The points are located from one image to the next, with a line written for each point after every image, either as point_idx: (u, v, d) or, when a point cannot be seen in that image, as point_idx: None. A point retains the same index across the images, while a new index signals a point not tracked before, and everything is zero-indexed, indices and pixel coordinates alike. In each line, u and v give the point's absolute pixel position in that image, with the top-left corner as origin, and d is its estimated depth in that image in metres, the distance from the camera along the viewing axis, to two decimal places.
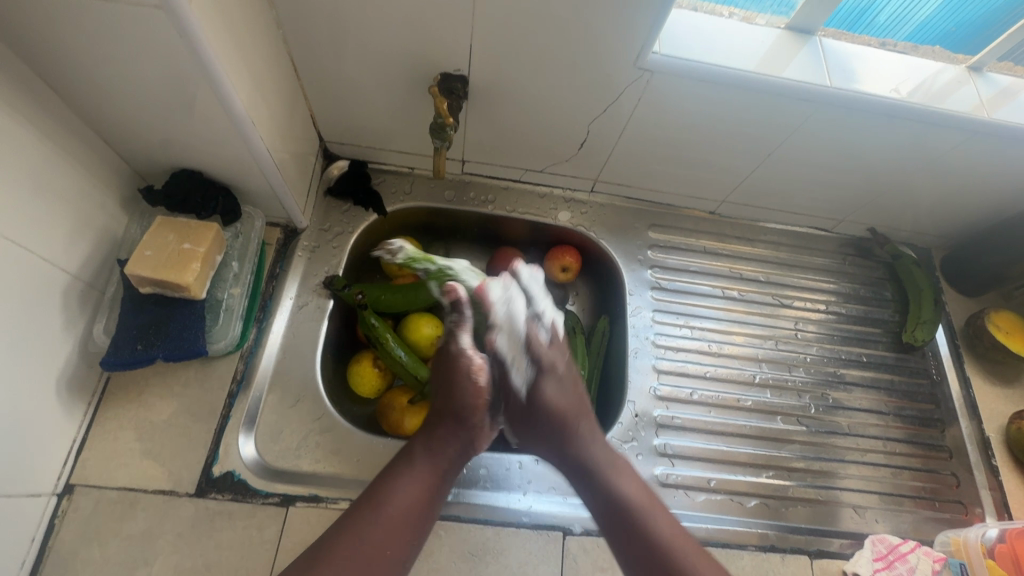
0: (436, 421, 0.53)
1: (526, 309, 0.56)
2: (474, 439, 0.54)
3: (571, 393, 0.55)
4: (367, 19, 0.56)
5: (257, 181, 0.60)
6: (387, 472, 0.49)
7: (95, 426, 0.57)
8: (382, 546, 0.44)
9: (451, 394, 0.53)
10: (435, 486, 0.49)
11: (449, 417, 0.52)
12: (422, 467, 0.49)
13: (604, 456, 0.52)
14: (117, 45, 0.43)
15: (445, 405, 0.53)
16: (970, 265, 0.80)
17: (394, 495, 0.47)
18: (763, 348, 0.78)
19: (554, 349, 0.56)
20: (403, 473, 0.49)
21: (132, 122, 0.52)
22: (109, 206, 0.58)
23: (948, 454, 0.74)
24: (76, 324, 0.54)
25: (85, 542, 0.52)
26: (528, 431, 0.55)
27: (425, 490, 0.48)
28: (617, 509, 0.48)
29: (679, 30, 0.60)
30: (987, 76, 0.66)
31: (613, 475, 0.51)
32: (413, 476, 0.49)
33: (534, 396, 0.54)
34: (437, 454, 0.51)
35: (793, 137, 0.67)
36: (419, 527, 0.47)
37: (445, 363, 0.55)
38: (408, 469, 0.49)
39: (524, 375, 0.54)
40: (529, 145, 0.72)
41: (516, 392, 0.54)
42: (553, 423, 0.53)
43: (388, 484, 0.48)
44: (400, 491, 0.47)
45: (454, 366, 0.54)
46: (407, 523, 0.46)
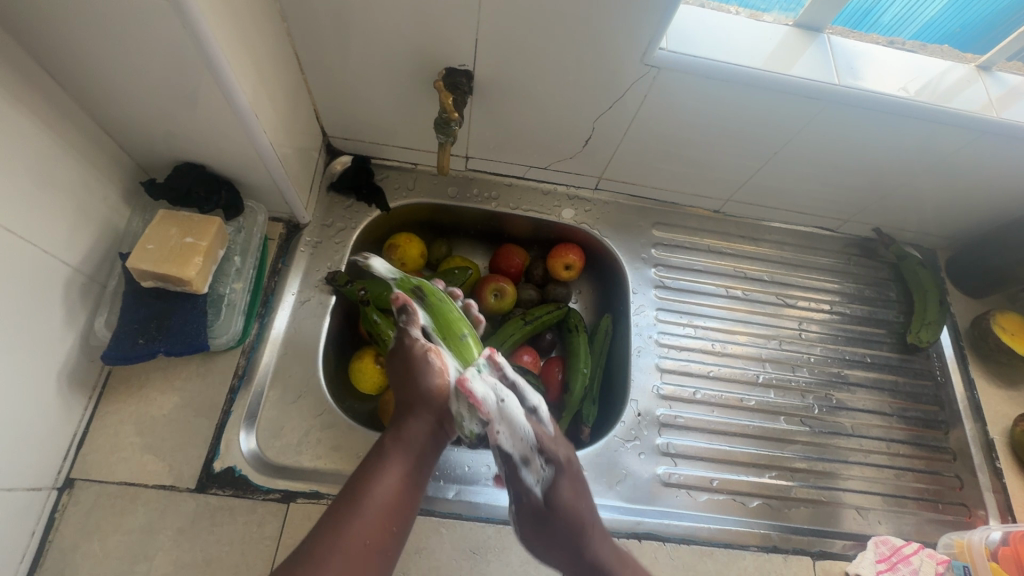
0: (402, 411, 0.55)
1: (521, 406, 0.58)
2: (444, 421, 0.55)
3: (575, 484, 0.56)
4: (372, 13, 0.55)
5: (260, 175, 0.60)
6: (362, 468, 0.49)
7: (96, 420, 0.57)
8: (364, 537, 0.44)
9: (416, 384, 0.56)
10: (410, 471, 0.50)
11: (410, 404, 0.55)
12: (394, 458, 0.50)
13: (609, 553, 0.54)
14: (119, 37, 0.43)
15: (410, 396, 0.55)
16: (976, 266, 0.80)
17: (372, 490, 0.47)
18: (766, 347, 0.78)
19: (558, 441, 0.58)
20: (377, 469, 0.49)
21: (135, 115, 0.52)
22: (111, 199, 0.57)
23: (952, 456, 0.74)
24: (77, 317, 0.53)
25: (86, 537, 0.52)
26: (542, 536, 0.54)
27: (403, 478, 0.49)
28: (597, 574, 0.52)
29: (686, 26, 0.59)
30: (996, 75, 0.65)
31: (597, 541, 0.54)
32: (385, 464, 0.50)
33: (551, 498, 0.54)
34: (408, 443, 0.52)
35: (799, 136, 0.66)
36: (398, 515, 0.47)
37: (400, 353, 0.60)
38: (381, 462, 0.50)
39: (541, 475, 0.55)
40: (533, 142, 0.72)
41: (533, 494, 0.55)
42: (568, 523, 0.53)
43: (363, 481, 0.48)
44: (376, 483, 0.48)
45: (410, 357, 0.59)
46: (384, 511, 0.47)
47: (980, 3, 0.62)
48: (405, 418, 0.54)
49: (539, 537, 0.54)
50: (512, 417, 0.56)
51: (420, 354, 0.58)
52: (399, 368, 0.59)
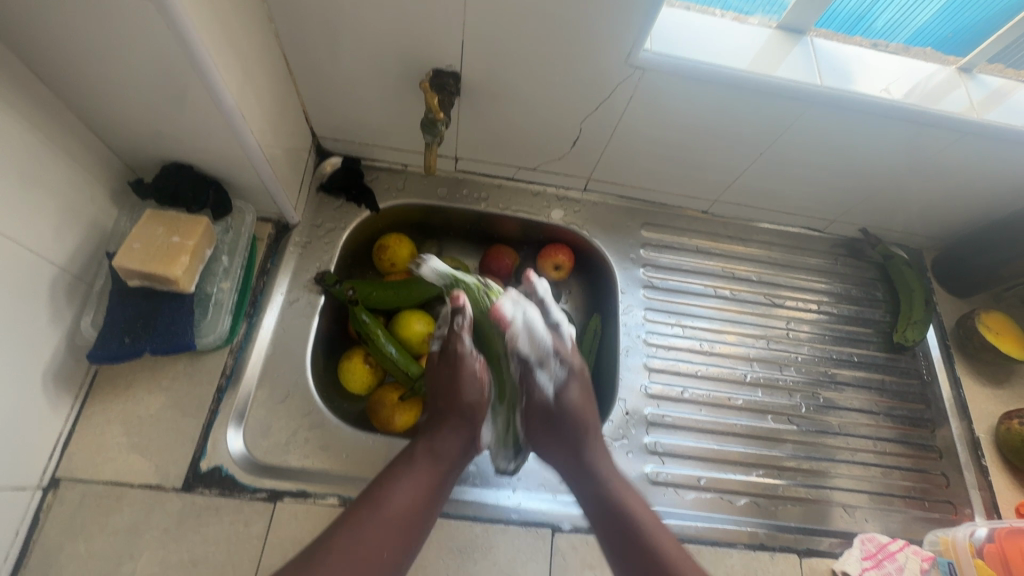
0: (438, 421, 0.56)
1: (543, 321, 0.61)
2: (473, 439, 0.57)
3: (580, 393, 0.60)
4: (359, 15, 0.56)
5: (248, 175, 0.60)
6: (390, 471, 0.51)
7: (82, 419, 0.57)
8: (380, 547, 0.46)
9: (456, 391, 0.57)
10: (436, 482, 0.52)
11: (451, 415, 0.56)
12: (423, 468, 0.52)
13: (611, 470, 0.56)
14: (105, 37, 0.43)
15: (447, 406, 0.57)
16: (962, 265, 0.81)
17: (396, 496, 0.49)
18: (755, 347, 0.78)
19: (573, 353, 0.62)
20: (406, 475, 0.51)
21: (123, 115, 0.52)
22: (99, 199, 0.57)
23: (938, 454, 0.74)
24: (63, 317, 0.53)
25: (70, 537, 0.52)
26: (546, 434, 0.59)
27: (427, 491, 0.51)
28: (613, 508, 0.52)
29: (671, 29, 0.60)
30: (977, 78, 0.66)
31: (605, 470, 0.56)
32: (413, 472, 0.51)
33: (557, 398, 0.59)
34: (438, 455, 0.53)
35: (785, 137, 0.67)
36: (418, 527, 0.49)
37: (448, 362, 0.59)
38: (409, 469, 0.51)
39: (551, 373, 0.60)
40: (522, 143, 0.72)
41: (544, 392, 0.60)
42: (571, 424, 0.58)
43: (388, 486, 0.49)
44: (403, 489, 0.50)
45: (459, 369, 0.58)
46: (407, 520, 0.48)
47: (970, 9, 0.62)
48: (439, 427, 0.56)
49: (542, 430, 0.59)
50: (537, 327, 0.59)
51: (467, 363, 0.58)
52: (444, 369, 0.59)
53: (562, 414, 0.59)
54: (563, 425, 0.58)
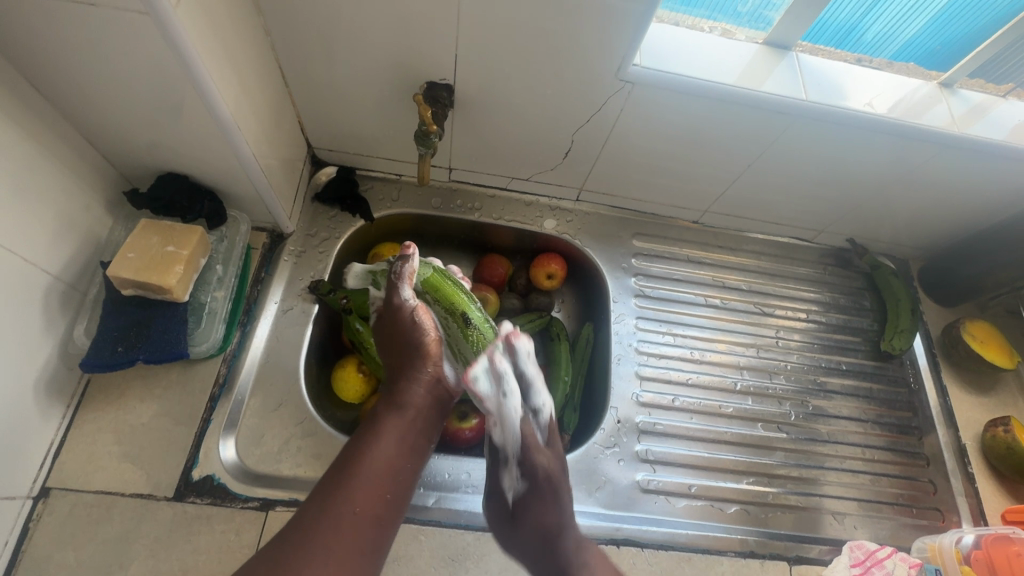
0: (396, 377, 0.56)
1: (522, 404, 0.60)
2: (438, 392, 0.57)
3: (552, 466, 0.59)
4: (355, 29, 0.57)
5: (243, 185, 0.61)
6: (359, 435, 0.50)
7: (73, 429, 0.57)
8: (360, 505, 0.44)
9: (410, 342, 0.57)
10: (404, 439, 0.51)
11: (409, 369, 0.56)
12: (390, 425, 0.51)
13: (572, 527, 0.56)
14: (103, 50, 0.44)
15: (405, 362, 0.57)
16: (947, 275, 0.82)
17: (368, 454, 0.48)
18: (745, 355, 0.79)
19: (546, 452, 0.60)
20: (375, 434, 0.50)
21: (119, 126, 0.53)
22: (94, 208, 0.58)
23: (926, 461, 0.75)
24: (56, 325, 0.54)
25: (59, 547, 0.52)
26: (507, 508, 0.58)
27: (398, 446, 0.50)
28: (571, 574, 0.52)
29: (660, 44, 0.62)
30: (959, 93, 0.68)
31: (570, 535, 0.55)
32: (381, 433, 0.50)
33: (519, 456, 0.58)
34: (403, 409, 0.53)
35: (772, 149, 0.68)
36: (395, 480, 0.48)
37: (393, 316, 0.58)
38: (377, 429, 0.51)
39: (507, 433, 0.59)
40: (515, 154, 0.73)
41: (505, 492, 0.59)
42: (530, 483, 0.57)
43: (358, 449, 0.48)
44: (371, 452, 0.48)
45: (399, 317, 0.58)
46: (380, 475, 0.47)
47: (958, 22, 0.64)
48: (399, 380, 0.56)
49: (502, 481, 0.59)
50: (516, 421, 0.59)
51: (408, 316, 0.58)
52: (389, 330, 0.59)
53: (528, 491, 0.57)
54: (526, 498, 0.57)
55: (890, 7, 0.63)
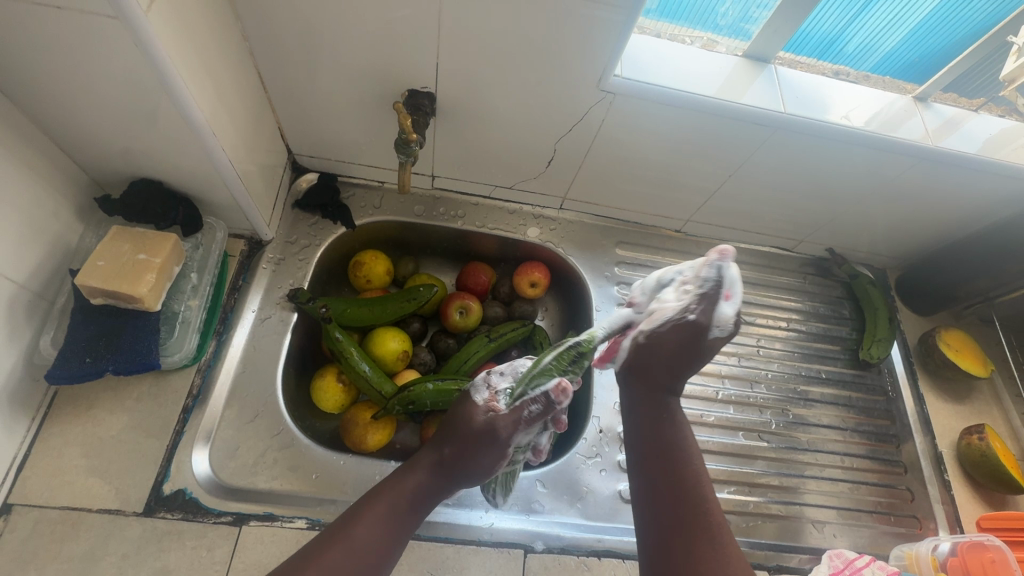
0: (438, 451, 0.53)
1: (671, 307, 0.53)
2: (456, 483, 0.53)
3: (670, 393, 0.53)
4: (334, 35, 0.57)
5: (219, 192, 0.60)
6: (365, 498, 0.50)
7: (38, 442, 0.55)
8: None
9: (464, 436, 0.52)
10: (405, 513, 0.50)
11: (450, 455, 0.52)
12: (393, 501, 0.50)
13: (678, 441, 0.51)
14: (72, 53, 0.43)
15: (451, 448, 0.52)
16: (923, 284, 0.83)
17: (361, 529, 0.47)
18: (727, 364, 0.79)
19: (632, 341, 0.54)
20: (373, 509, 0.49)
21: (90, 131, 0.52)
22: (63, 214, 0.56)
23: (904, 469, 0.76)
24: (22, 335, 0.52)
25: (20, 566, 0.50)
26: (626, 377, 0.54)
27: (392, 520, 0.49)
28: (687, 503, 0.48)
29: (641, 55, 0.62)
30: (933, 107, 0.69)
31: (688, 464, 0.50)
32: (387, 504, 0.49)
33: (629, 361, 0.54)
34: (416, 490, 0.51)
35: (752, 160, 0.69)
36: (376, 560, 0.47)
37: (464, 416, 0.53)
38: (380, 501, 0.49)
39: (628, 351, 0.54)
40: (498, 162, 0.73)
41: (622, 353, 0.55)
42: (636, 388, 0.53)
43: (355, 516, 0.48)
44: (369, 522, 0.48)
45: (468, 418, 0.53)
46: (370, 551, 0.46)
47: (936, 36, 0.65)
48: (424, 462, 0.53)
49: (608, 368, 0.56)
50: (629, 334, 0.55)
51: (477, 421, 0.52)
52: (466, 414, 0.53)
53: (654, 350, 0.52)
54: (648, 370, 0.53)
55: (871, 19, 0.63)
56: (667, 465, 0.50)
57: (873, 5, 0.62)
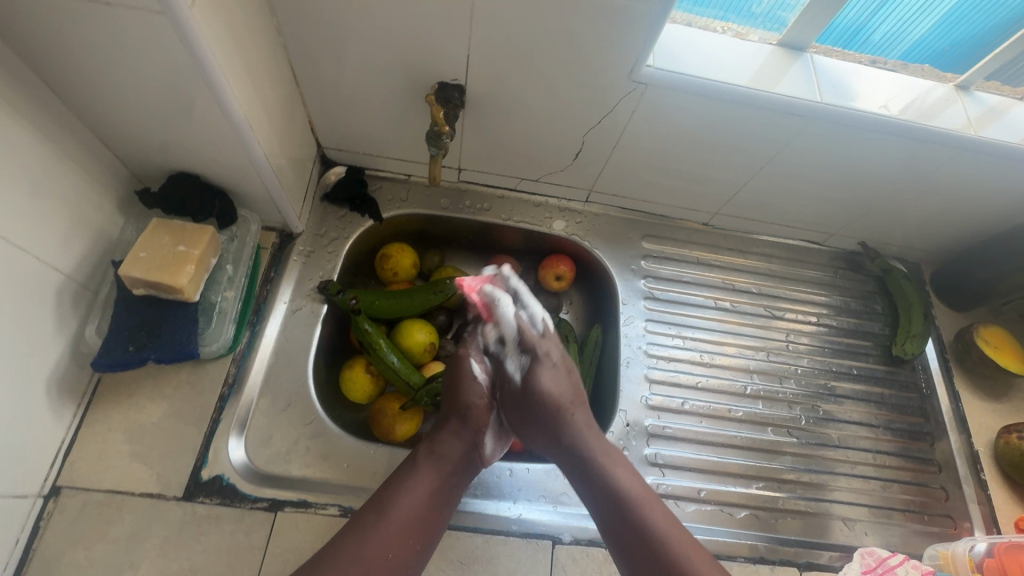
0: (444, 422, 0.56)
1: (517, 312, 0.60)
2: (477, 444, 0.56)
3: (563, 379, 0.57)
4: (367, 29, 0.57)
5: (253, 185, 0.61)
6: (394, 477, 0.52)
7: (84, 427, 0.57)
8: (387, 548, 0.46)
9: (460, 395, 0.57)
10: (440, 488, 0.52)
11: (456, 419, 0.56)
12: (424, 472, 0.52)
13: (606, 458, 0.54)
14: (119, 50, 0.44)
15: (451, 409, 0.57)
16: (960, 280, 0.81)
17: (398, 502, 0.49)
18: (754, 359, 0.78)
19: (545, 339, 0.59)
20: (406, 480, 0.51)
21: (132, 126, 0.53)
22: (105, 207, 0.58)
23: (938, 468, 0.75)
24: (68, 324, 0.54)
25: (70, 545, 0.52)
26: (523, 420, 0.57)
27: (432, 492, 0.51)
28: (625, 509, 0.50)
29: (673, 45, 0.61)
30: (974, 95, 0.67)
31: (608, 470, 0.53)
32: (417, 477, 0.51)
33: (528, 385, 0.56)
34: (440, 457, 0.53)
35: (785, 152, 0.67)
36: (418, 533, 0.49)
37: (451, 367, 0.59)
38: (410, 476, 0.51)
39: (518, 363, 0.59)
40: (525, 155, 0.73)
41: (511, 378, 0.58)
42: (545, 411, 0.56)
43: (391, 493, 0.50)
44: (404, 495, 0.50)
45: (458, 372, 0.58)
46: (413, 522, 0.49)
47: (967, 21, 0.62)
48: (440, 433, 0.55)
49: (520, 420, 0.57)
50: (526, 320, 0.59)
51: (467, 367, 0.58)
52: (453, 370, 0.58)
53: (530, 399, 0.56)
54: (534, 410, 0.56)
55: (896, 8, 0.62)
56: (614, 506, 0.50)
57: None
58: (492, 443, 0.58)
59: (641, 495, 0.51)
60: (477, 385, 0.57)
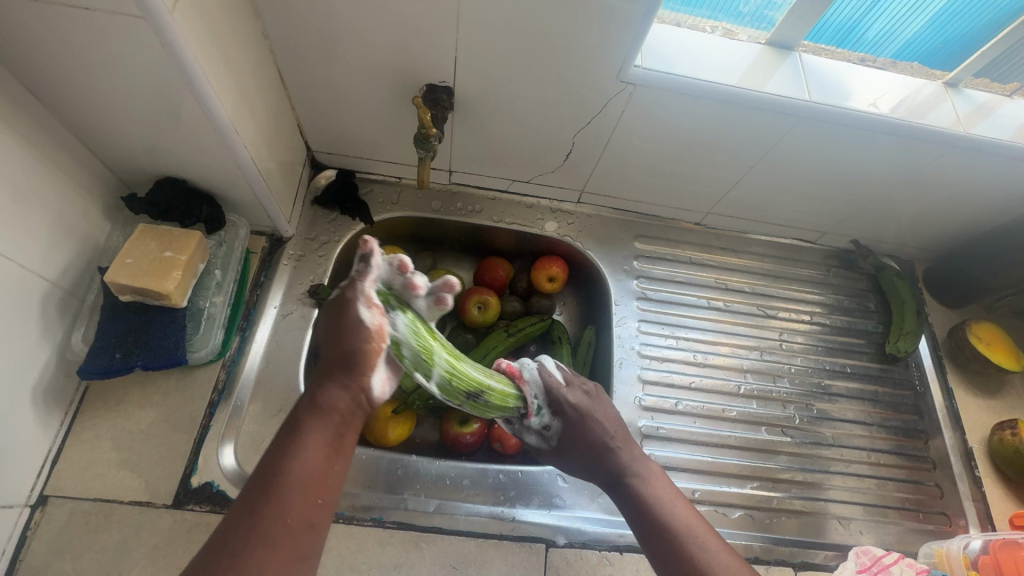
0: (326, 367, 0.47)
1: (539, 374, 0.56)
2: (368, 383, 0.47)
3: (604, 421, 0.56)
4: (353, 32, 0.57)
5: (241, 189, 0.60)
6: (275, 445, 0.42)
7: (72, 435, 0.56)
8: (281, 519, 0.38)
9: (344, 338, 0.47)
10: (333, 440, 0.43)
11: (338, 364, 0.47)
12: (311, 429, 0.43)
13: (638, 464, 0.55)
14: (100, 55, 0.44)
15: (334, 356, 0.47)
16: (953, 276, 0.81)
17: (288, 468, 0.40)
18: (748, 358, 0.78)
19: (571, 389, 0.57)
20: (286, 445, 0.42)
21: (118, 131, 0.53)
22: (92, 213, 0.57)
23: (932, 465, 0.75)
24: (54, 332, 0.53)
25: (57, 555, 0.51)
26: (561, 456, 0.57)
27: (326, 447, 0.43)
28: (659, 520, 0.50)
29: (661, 45, 0.61)
30: (964, 93, 0.67)
31: (645, 484, 0.53)
32: (301, 437, 0.42)
33: (563, 443, 0.56)
34: (329, 409, 0.44)
35: (775, 151, 0.67)
36: (318, 491, 0.41)
37: (333, 306, 0.49)
38: (293, 437, 0.42)
39: (544, 423, 0.56)
40: (516, 156, 0.73)
41: (539, 445, 0.58)
42: (585, 450, 0.55)
43: (273, 461, 0.41)
44: (292, 459, 0.41)
45: (344, 313, 0.48)
46: (308, 483, 0.40)
47: (961, 20, 0.62)
48: (322, 384, 0.46)
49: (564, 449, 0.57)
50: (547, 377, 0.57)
51: (356, 306, 0.47)
52: (332, 314, 0.48)
53: (567, 448, 0.56)
54: (576, 452, 0.56)
55: (893, 5, 0.61)
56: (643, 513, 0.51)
57: None
58: (384, 383, 0.49)
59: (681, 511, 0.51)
60: (367, 331, 0.47)
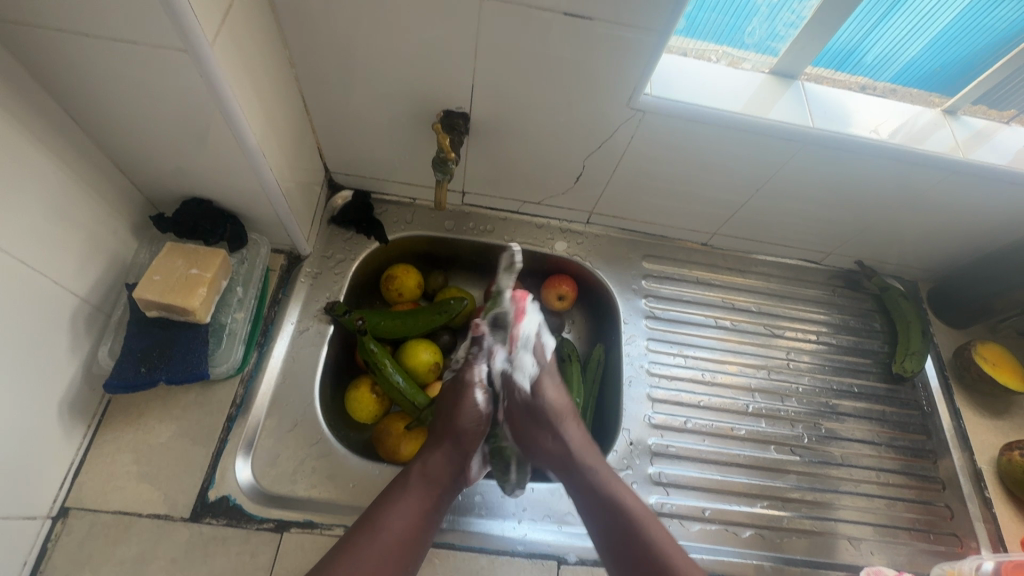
0: (434, 441, 0.59)
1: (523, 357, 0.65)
2: (464, 467, 0.59)
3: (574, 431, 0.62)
4: (376, 61, 0.59)
5: (264, 209, 0.62)
6: (386, 496, 0.54)
7: (93, 448, 0.57)
8: (374, 564, 0.49)
9: (455, 417, 0.60)
10: (428, 508, 0.55)
11: (445, 439, 0.59)
12: (415, 492, 0.55)
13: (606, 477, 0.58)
14: (142, 84, 0.47)
15: (443, 428, 0.60)
16: (958, 297, 0.82)
17: (390, 520, 0.52)
18: (755, 377, 0.79)
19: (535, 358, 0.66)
20: (397, 499, 0.54)
21: (150, 154, 0.55)
22: (121, 231, 0.60)
23: (941, 485, 0.75)
24: (81, 345, 0.55)
25: (76, 567, 0.52)
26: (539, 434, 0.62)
27: (420, 514, 0.54)
28: (632, 531, 0.53)
29: (669, 74, 0.64)
30: (961, 119, 0.69)
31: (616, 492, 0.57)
32: (409, 498, 0.54)
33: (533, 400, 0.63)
34: (430, 477, 0.56)
35: (780, 174, 0.69)
36: (406, 551, 0.52)
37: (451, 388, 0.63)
38: (403, 494, 0.54)
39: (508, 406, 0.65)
40: (528, 178, 0.75)
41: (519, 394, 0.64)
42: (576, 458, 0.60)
43: (383, 511, 0.53)
44: (396, 515, 0.52)
45: (460, 395, 0.61)
46: (400, 543, 0.51)
47: (959, 47, 0.65)
48: (432, 453, 0.58)
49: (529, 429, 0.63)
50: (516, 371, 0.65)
51: (470, 395, 0.61)
52: (451, 396, 0.62)
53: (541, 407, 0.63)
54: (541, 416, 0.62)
55: (890, 28, 0.63)
56: (614, 522, 0.55)
57: (890, 18, 0.62)
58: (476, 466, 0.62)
59: (641, 516, 0.54)
60: (474, 413, 0.61)
